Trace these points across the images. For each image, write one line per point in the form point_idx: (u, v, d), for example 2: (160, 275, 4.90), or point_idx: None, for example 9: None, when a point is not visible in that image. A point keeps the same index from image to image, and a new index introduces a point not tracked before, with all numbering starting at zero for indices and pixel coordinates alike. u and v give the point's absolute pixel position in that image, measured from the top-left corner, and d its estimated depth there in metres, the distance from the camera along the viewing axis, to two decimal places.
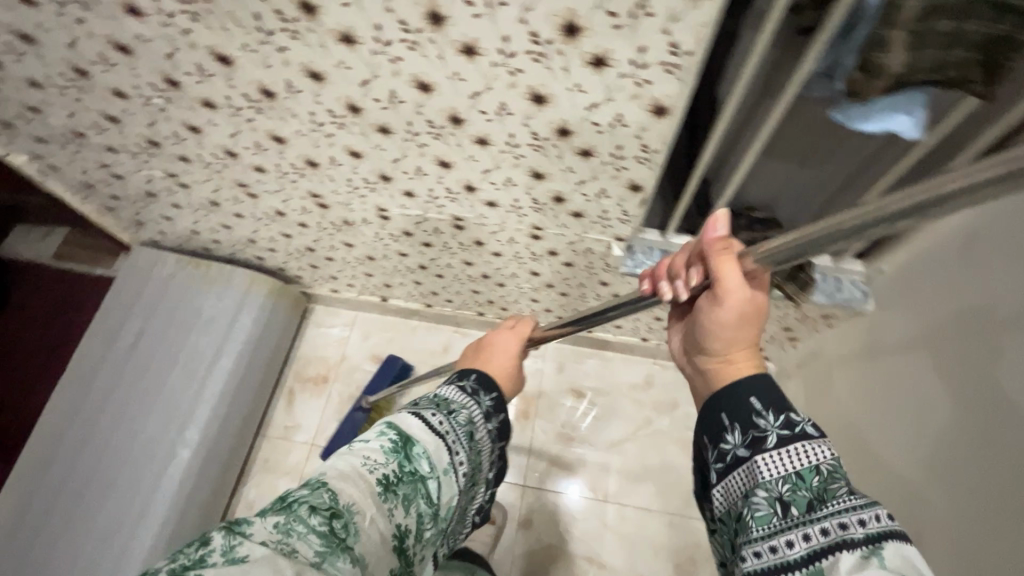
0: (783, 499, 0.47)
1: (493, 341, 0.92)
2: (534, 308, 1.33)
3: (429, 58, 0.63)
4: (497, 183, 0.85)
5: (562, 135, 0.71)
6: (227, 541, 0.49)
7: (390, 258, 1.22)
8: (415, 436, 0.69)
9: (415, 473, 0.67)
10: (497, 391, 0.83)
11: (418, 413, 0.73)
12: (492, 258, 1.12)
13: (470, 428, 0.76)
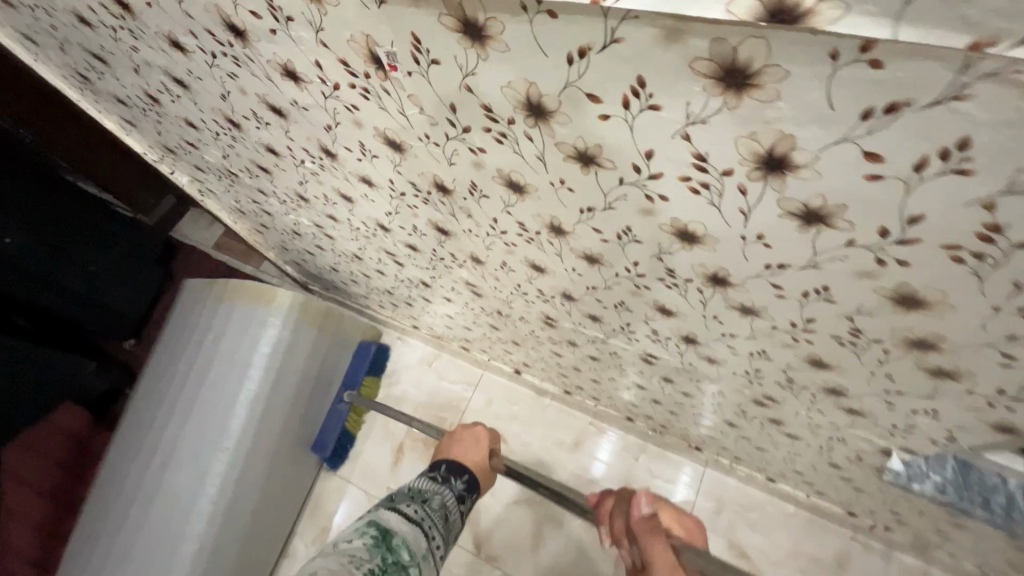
0: None
1: (463, 434, 0.87)
2: (710, 440, 1.01)
3: (722, 208, 0.35)
4: (737, 347, 0.56)
5: (917, 346, 0.40)
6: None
7: (540, 351, 0.98)
8: (390, 527, 0.65)
9: (398, 565, 0.61)
10: (468, 474, 0.81)
11: (391, 505, 0.70)
12: (679, 395, 0.82)
13: (445, 511, 0.73)
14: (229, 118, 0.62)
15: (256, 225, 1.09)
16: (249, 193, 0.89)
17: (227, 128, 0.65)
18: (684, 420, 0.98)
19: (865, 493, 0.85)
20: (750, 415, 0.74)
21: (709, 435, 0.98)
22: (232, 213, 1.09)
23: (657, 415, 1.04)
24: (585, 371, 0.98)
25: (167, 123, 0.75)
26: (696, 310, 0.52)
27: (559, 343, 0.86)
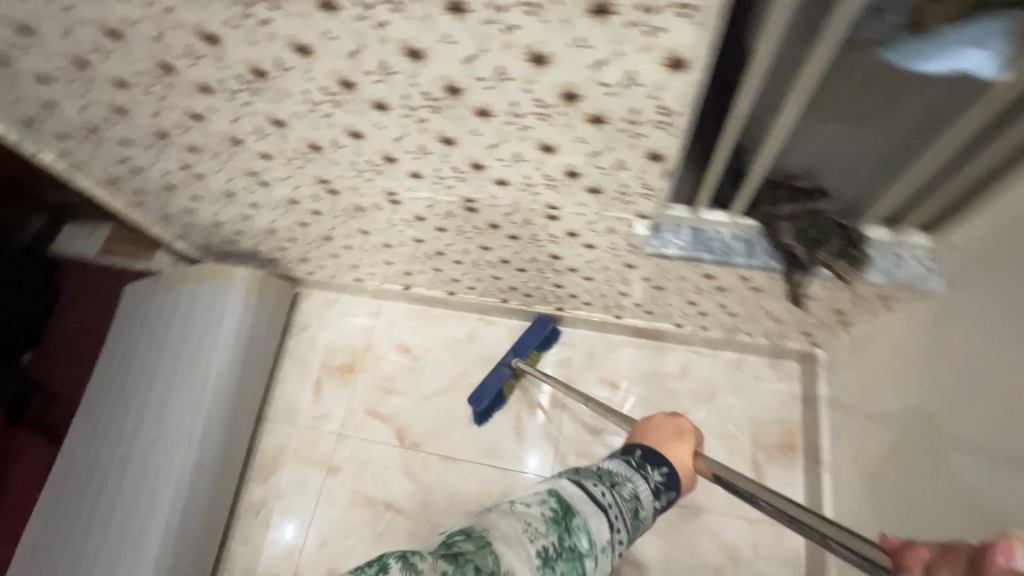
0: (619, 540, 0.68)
1: (666, 422, 0.81)
2: (583, 299, 1.28)
3: (546, 34, 0.57)
4: (603, 169, 0.78)
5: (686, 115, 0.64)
6: (400, 569, 0.54)
7: (468, 252, 1.16)
8: (573, 507, 0.66)
9: (576, 550, 0.63)
10: (668, 466, 0.75)
11: (579, 479, 0.70)
12: (578, 254, 1.05)
13: (635, 504, 0.70)
14: (133, 35, 0.70)
15: (140, 176, 1.10)
16: (139, 131, 0.93)
17: (128, 49, 0.72)
18: (558, 285, 1.23)
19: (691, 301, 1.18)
20: (625, 249, 0.99)
21: (607, 297, 1.23)
22: (111, 167, 1.09)
23: (539, 291, 1.28)
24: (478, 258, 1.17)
25: (49, 58, 0.79)
26: (550, 141, 0.74)
27: (482, 231, 1.04)
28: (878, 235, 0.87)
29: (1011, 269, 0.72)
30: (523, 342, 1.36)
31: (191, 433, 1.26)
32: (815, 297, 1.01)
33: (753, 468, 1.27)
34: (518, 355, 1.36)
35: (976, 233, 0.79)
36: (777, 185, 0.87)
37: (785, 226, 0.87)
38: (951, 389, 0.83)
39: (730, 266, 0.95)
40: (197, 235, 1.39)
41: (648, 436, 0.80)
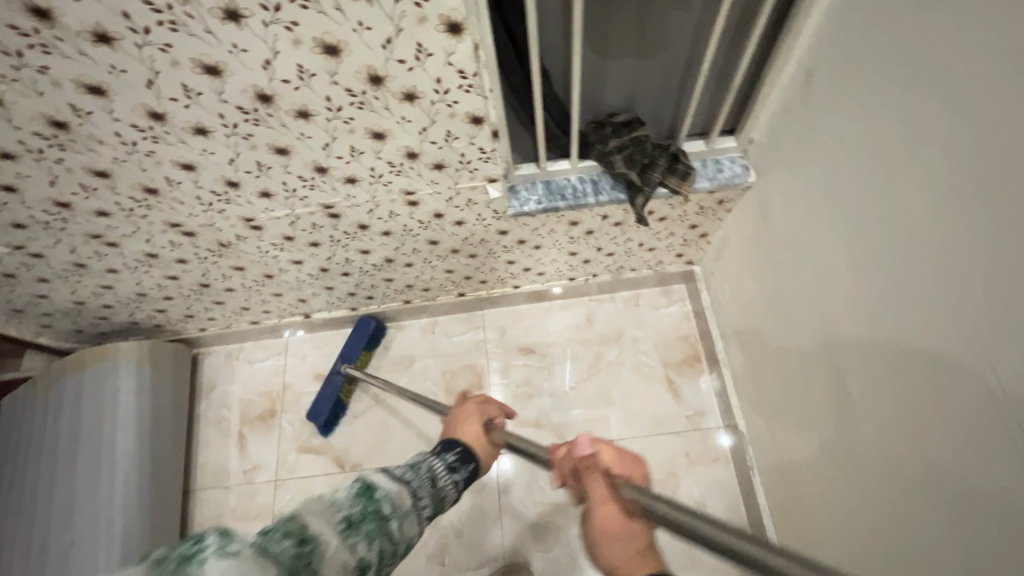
0: (429, 507, 0.67)
1: (470, 411, 0.87)
2: (476, 278, 1.33)
3: (326, 22, 0.60)
4: (438, 143, 0.82)
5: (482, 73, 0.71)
6: (221, 542, 0.43)
7: (352, 260, 1.17)
8: (376, 483, 0.62)
9: (379, 514, 0.59)
10: (461, 445, 0.78)
11: (381, 469, 0.66)
12: (454, 232, 1.10)
13: (433, 476, 0.70)
14: None
15: None
16: None
17: None
18: (446, 270, 1.27)
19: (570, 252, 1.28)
20: (492, 217, 1.05)
21: (499, 269, 1.29)
22: None
23: (432, 280, 1.32)
24: (361, 265, 1.19)
25: None
26: (375, 128, 0.77)
27: (356, 235, 1.06)
28: (695, 147, 1.00)
29: (815, 145, 0.81)
30: (347, 347, 1.40)
31: (120, 503, 1.21)
32: (668, 218, 1.13)
33: (669, 387, 1.37)
34: (345, 361, 1.40)
35: (769, 124, 0.92)
36: (601, 124, 0.96)
37: (619, 157, 0.95)
38: (810, 275, 0.88)
39: (585, 207, 1.03)
40: (62, 322, 1.29)
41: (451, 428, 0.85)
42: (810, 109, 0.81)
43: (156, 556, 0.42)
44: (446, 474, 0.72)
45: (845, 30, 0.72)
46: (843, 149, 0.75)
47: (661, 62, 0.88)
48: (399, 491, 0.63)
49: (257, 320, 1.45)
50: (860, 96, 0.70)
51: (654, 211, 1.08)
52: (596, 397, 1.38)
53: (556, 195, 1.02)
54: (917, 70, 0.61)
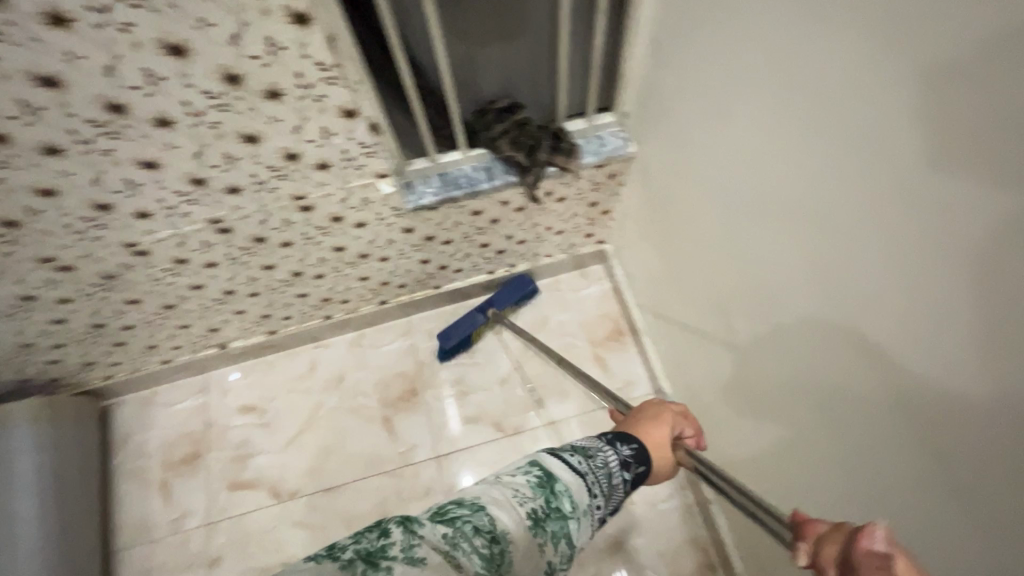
0: (603, 513, 0.58)
1: (662, 413, 0.72)
2: (393, 283, 1.32)
3: (165, 23, 0.60)
4: (316, 141, 0.82)
5: (342, 63, 0.72)
6: (405, 537, 0.47)
7: (257, 279, 1.14)
8: (555, 472, 0.56)
9: (560, 513, 0.54)
10: (637, 441, 0.65)
11: (553, 449, 0.60)
12: (358, 236, 1.10)
13: (609, 471, 0.59)
14: None
15: None
16: None
17: None
18: (360, 278, 1.26)
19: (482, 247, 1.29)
20: (392, 215, 1.06)
21: (415, 270, 1.29)
22: None
23: (348, 289, 1.29)
24: (267, 281, 1.15)
25: None
26: (245, 131, 0.77)
27: (254, 250, 1.04)
28: (577, 126, 1.05)
29: (680, 105, 0.86)
30: (502, 296, 1.41)
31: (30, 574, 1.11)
32: (566, 198, 1.18)
33: (598, 363, 1.41)
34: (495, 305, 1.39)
35: (636, 95, 0.98)
36: (484, 112, 0.99)
37: (503, 141, 0.99)
38: (700, 217, 0.90)
39: (482, 194, 1.05)
40: None
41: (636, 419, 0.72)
42: (665, 74, 0.88)
43: (344, 557, 0.45)
44: (620, 469, 0.60)
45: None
46: (714, 101, 0.77)
47: (526, 46, 0.93)
48: (574, 488, 0.55)
49: (168, 359, 1.37)
50: (714, 50, 0.74)
51: (550, 191, 1.13)
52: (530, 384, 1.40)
53: (450, 185, 1.03)
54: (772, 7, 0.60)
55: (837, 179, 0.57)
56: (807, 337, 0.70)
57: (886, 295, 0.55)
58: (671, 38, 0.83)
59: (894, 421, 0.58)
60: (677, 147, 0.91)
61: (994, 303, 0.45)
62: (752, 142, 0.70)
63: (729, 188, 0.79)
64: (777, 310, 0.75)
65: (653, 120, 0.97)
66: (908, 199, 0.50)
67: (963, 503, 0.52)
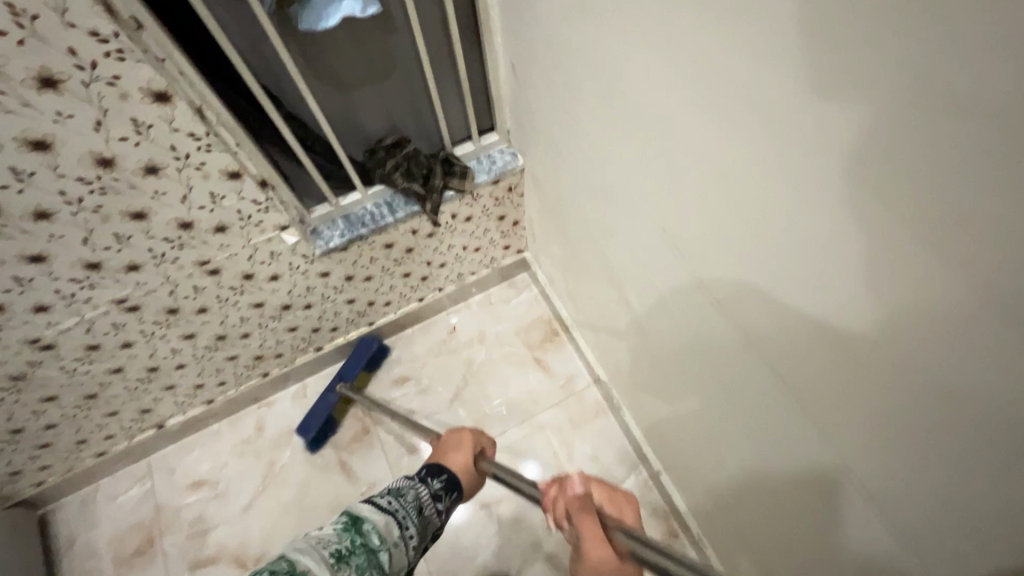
0: (416, 539, 0.67)
1: (462, 438, 0.85)
2: (324, 327, 1.33)
3: (22, 121, 0.63)
4: (206, 207, 0.85)
5: (214, 131, 0.76)
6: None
7: (179, 350, 1.13)
8: (363, 515, 0.65)
9: (367, 547, 0.62)
10: (447, 472, 0.77)
11: (368, 497, 0.69)
12: (275, 289, 1.11)
13: (421, 505, 0.70)
14: None
15: None
16: None
17: None
18: (286, 327, 1.26)
19: (405, 277, 1.33)
20: (304, 263, 1.08)
21: (343, 311, 1.31)
22: None
23: (275, 341, 1.28)
24: (187, 349, 1.14)
25: None
26: (130, 209, 0.78)
27: (169, 321, 1.03)
28: (466, 150, 1.11)
29: (546, 118, 0.94)
30: (348, 367, 1.38)
31: None
32: (473, 216, 1.24)
33: (538, 366, 1.47)
34: (343, 380, 1.37)
35: (512, 113, 1.06)
36: (373, 151, 1.04)
37: (396, 175, 1.04)
38: (591, 207, 0.95)
39: (388, 228, 1.10)
40: None
41: (438, 453, 0.84)
42: (528, 92, 0.96)
43: None
44: (432, 501, 0.72)
45: (512, 20, 0.87)
46: (570, 115, 0.85)
47: (399, 85, 0.99)
48: (382, 521, 0.64)
49: (104, 451, 1.33)
50: (558, 72, 0.82)
51: (455, 213, 1.18)
52: (478, 398, 1.44)
53: (355, 225, 1.07)
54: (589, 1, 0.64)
55: (668, 175, 0.65)
56: (692, 301, 0.74)
57: (727, 269, 0.63)
58: (522, 58, 0.92)
59: (765, 375, 0.65)
60: (559, 146, 0.95)
61: (815, 244, 0.47)
62: (611, 126, 0.74)
63: (605, 173, 0.83)
64: (665, 282, 0.80)
65: (530, 126, 1.02)
66: (712, 187, 0.58)
67: (826, 439, 0.59)
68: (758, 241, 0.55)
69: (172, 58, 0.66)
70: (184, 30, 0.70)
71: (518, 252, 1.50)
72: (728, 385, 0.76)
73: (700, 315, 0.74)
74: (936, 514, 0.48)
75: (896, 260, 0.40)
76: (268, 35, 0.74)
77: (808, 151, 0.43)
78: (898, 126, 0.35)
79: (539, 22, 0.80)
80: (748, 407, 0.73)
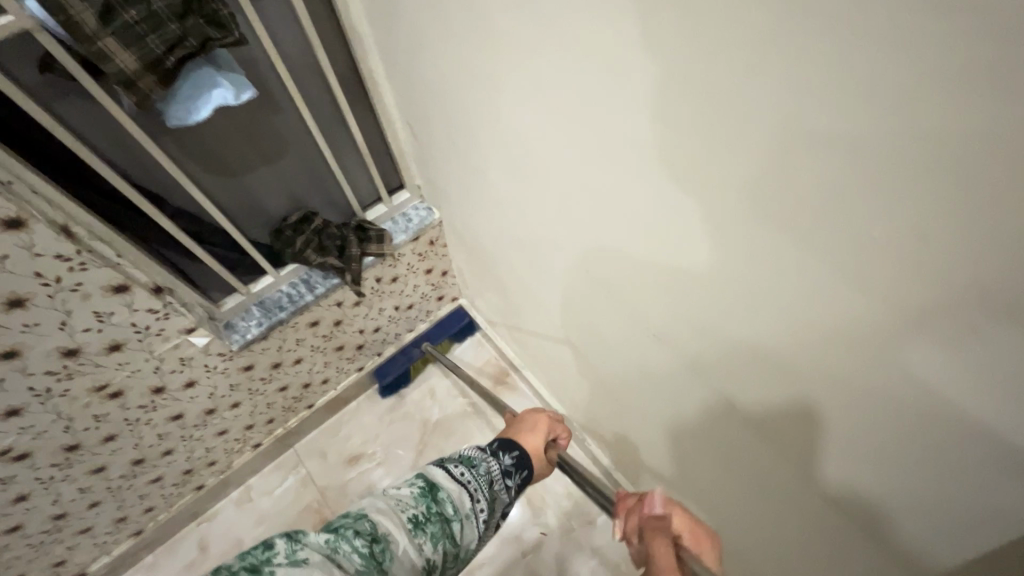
0: (484, 517, 0.56)
1: (540, 420, 0.71)
2: (259, 420, 1.23)
3: None
4: (93, 328, 0.76)
5: (88, 246, 0.68)
6: (290, 546, 0.46)
7: (89, 487, 0.99)
8: (439, 481, 0.56)
9: (443, 517, 0.53)
10: (519, 447, 0.64)
11: (442, 460, 0.59)
12: (193, 395, 1.01)
13: (492, 481, 0.58)
14: None
15: None
16: None
17: None
18: (216, 431, 1.14)
19: (339, 351, 1.26)
20: (222, 361, 0.99)
21: (277, 400, 1.22)
22: None
23: (205, 448, 1.16)
24: (99, 484, 1.00)
25: None
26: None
27: (70, 460, 0.91)
28: (379, 212, 1.08)
29: (453, 171, 0.93)
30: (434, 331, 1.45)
31: None
32: (399, 276, 1.20)
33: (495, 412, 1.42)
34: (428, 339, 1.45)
35: (419, 168, 1.04)
36: (280, 231, 0.98)
37: (309, 252, 0.98)
38: (516, 250, 0.93)
39: (309, 306, 1.03)
40: None
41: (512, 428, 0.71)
42: (430, 149, 0.95)
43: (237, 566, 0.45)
44: (501, 480, 0.60)
45: (400, 82, 0.87)
46: (477, 167, 0.84)
47: (295, 160, 0.95)
48: (455, 488, 0.55)
49: None
50: (455, 126, 0.82)
51: (379, 276, 1.14)
52: (439, 460, 1.37)
53: (272, 311, 1.00)
54: (472, 62, 0.65)
55: (584, 216, 0.65)
56: (631, 333, 0.74)
57: (658, 300, 0.63)
58: (416, 115, 0.91)
59: (714, 395, 0.66)
60: (470, 194, 0.94)
61: (735, 273, 0.48)
62: (517, 174, 0.74)
63: (521, 218, 0.82)
64: (601, 316, 0.79)
65: (440, 179, 1.00)
66: (627, 225, 0.58)
67: (784, 453, 0.59)
68: (678, 273, 0.56)
69: (19, 176, 0.60)
70: (33, 145, 0.64)
71: (453, 301, 1.47)
72: (683, 409, 0.75)
73: (642, 344, 0.74)
74: (896, 510, 0.49)
75: (812, 276, 0.41)
76: (133, 134, 0.68)
77: (708, 186, 0.44)
78: (785, 157, 0.36)
79: (427, 82, 0.80)
80: (706, 426, 0.72)
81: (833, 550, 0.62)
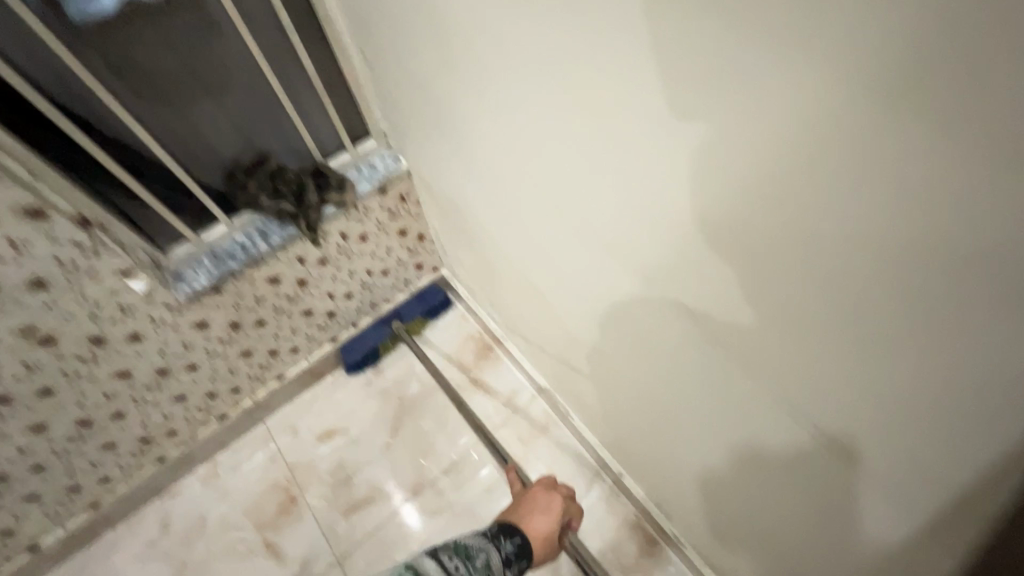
0: None
1: (552, 503, 0.86)
2: (221, 388, 1.17)
3: None
4: (10, 258, 0.71)
5: None
6: None
7: (30, 447, 0.93)
8: (428, 573, 0.64)
9: None
10: (520, 533, 0.78)
11: (434, 552, 0.68)
12: (141, 351, 0.95)
13: (487, 570, 0.69)
14: None
15: None
16: None
17: None
18: (172, 396, 1.08)
19: (307, 316, 1.19)
20: (170, 314, 0.93)
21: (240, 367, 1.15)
22: None
23: (162, 414, 1.10)
24: (40, 444, 0.94)
25: None
26: None
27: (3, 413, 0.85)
28: (341, 160, 1.02)
29: (410, 105, 0.86)
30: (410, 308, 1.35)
31: None
32: (368, 234, 1.12)
33: (476, 387, 1.34)
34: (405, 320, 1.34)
35: (381, 110, 0.98)
36: (233, 175, 0.92)
37: (262, 196, 0.92)
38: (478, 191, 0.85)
39: (265, 258, 0.97)
40: None
41: (519, 509, 0.85)
42: (387, 83, 0.88)
43: None
44: (491, 564, 0.71)
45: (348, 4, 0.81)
46: (429, 92, 0.77)
47: (245, 96, 0.89)
48: None
49: None
50: (403, 46, 0.75)
51: (344, 232, 1.07)
52: (416, 436, 1.29)
53: (223, 261, 0.93)
54: None
55: (527, 118, 0.57)
56: (591, 265, 0.66)
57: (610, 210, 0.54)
58: (369, 43, 0.84)
59: (681, 323, 0.56)
60: (429, 130, 0.87)
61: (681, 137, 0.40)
62: (462, 86, 0.66)
63: (474, 146, 0.75)
64: (562, 252, 0.71)
65: (401, 119, 0.94)
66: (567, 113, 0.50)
67: (763, 379, 0.50)
68: (624, 161, 0.47)
69: None
70: None
71: (434, 271, 1.39)
72: (653, 349, 0.66)
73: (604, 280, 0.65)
74: (894, 429, 0.39)
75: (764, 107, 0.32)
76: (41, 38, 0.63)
77: (644, 7, 0.35)
78: None
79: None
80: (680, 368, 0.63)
81: (826, 495, 0.52)
